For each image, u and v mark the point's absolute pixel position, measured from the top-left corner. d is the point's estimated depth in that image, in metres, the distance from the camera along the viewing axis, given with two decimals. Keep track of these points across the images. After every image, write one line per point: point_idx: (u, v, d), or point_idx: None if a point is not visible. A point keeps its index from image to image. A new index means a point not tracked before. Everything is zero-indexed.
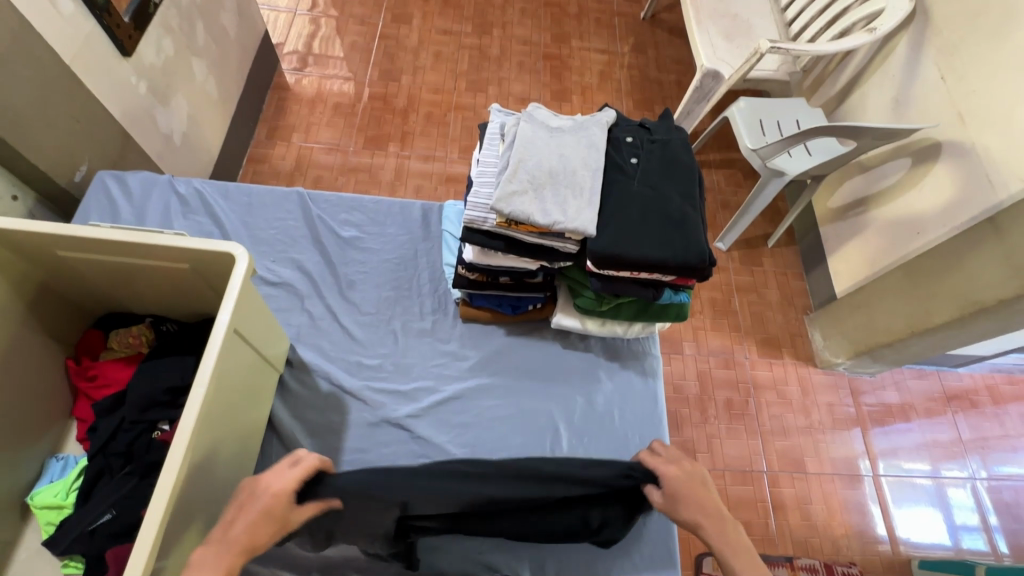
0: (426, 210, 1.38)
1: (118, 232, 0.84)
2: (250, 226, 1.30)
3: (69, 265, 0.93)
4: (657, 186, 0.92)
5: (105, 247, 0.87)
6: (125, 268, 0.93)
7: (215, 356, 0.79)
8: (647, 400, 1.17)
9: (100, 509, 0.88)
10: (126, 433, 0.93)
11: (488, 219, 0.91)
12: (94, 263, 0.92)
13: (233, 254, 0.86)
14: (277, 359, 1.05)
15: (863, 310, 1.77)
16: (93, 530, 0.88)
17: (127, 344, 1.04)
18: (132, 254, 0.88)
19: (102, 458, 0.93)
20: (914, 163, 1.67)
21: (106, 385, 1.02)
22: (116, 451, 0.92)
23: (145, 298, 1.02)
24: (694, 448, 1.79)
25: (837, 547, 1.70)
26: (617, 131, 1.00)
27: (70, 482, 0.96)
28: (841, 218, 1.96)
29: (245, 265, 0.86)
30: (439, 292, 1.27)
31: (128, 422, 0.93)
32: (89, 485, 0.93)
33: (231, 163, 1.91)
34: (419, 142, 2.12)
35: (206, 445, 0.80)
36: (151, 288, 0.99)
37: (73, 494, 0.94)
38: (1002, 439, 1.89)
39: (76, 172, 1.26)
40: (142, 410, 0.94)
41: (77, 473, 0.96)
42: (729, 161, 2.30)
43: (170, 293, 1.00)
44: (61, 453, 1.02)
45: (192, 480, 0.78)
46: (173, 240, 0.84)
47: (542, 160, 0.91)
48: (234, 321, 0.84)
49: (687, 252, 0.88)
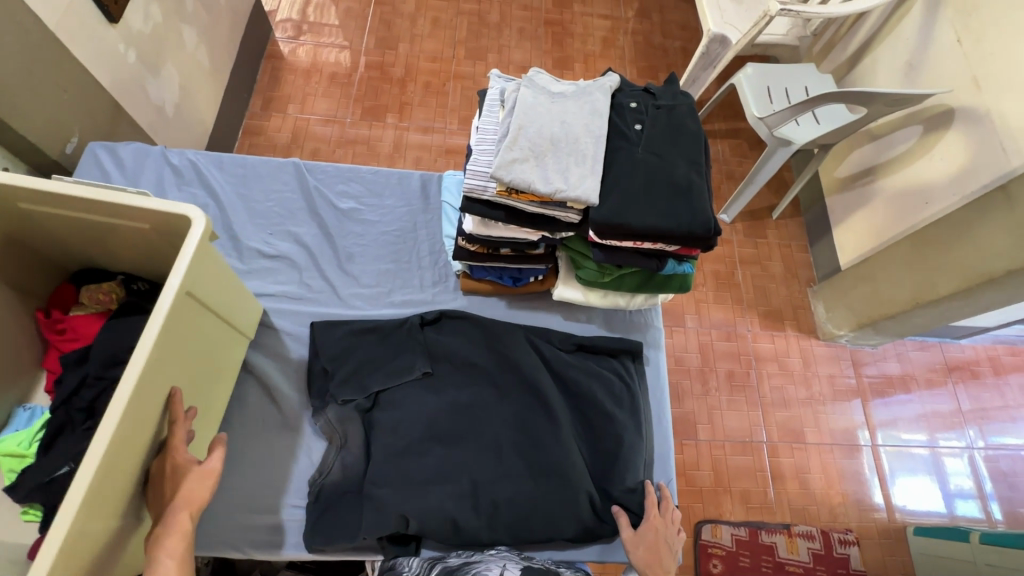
0: (425, 180, 1.35)
1: (78, 187, 0.79)
2: (247, 198, 1.28)
3: (34, 217, 0.86)
4: (661, 153, 0.90)
5: (69, 202, 0.81)
6: (93, 228, 0.87)
7: (160, 321, 0.75)
8: (653, 377, 1.19)
9: (61, 459, 0.82)
10: (90, 389, 0.85)
11: (489, 188, 0.89)
12: (60, 220, 0.86)
13: (189, 217, 0.81)
14: (240, 326, 1.01)
15: (868, 281, 1.75)
16: (51, 481, 0.82)
17: (96, 300, 0.95)
18: (99, 211, 0.82)
19: (65, 412, 0.85)
20: (925, 131, 1.63)
21: (77, 338, 0.95)
22: (78, 406, 0.85)
23: (113, 255, 0.94)
24: (694, 419, 1.80)
25: (834, 514, 1.73)
26: (622, 96, 0.96)
27: (33, 433, 0.89)
28: (848, 188, 1.93)
29: (201, 227, 0.81)
30: (439, 264, 1.26)
31: (92, 378, 0.85)
32: (50, 437, 0.85)
33: (226, 135, 1.87)
34: (418, 112, 2.07)
35: (149, 412, 0.76)
36: (123, 249, 0.92)
37: (37, 445, 0.88)
38: (1001, 409, 1.90)
39: (67, 144, 1.24)
40: (106, 366, 0.85)
41: (41, 424, 0.89)
42: (734, 131, 2.25)
43: (142, 252, 0.93)
44: (29, 403, 0.95)
45: (137, 450, 0.74)
46: (135, 199, 0.79)
47: (543, 127, 0.88)
48: (186, 285, 0.79)
49: (692, 223, 0.86)
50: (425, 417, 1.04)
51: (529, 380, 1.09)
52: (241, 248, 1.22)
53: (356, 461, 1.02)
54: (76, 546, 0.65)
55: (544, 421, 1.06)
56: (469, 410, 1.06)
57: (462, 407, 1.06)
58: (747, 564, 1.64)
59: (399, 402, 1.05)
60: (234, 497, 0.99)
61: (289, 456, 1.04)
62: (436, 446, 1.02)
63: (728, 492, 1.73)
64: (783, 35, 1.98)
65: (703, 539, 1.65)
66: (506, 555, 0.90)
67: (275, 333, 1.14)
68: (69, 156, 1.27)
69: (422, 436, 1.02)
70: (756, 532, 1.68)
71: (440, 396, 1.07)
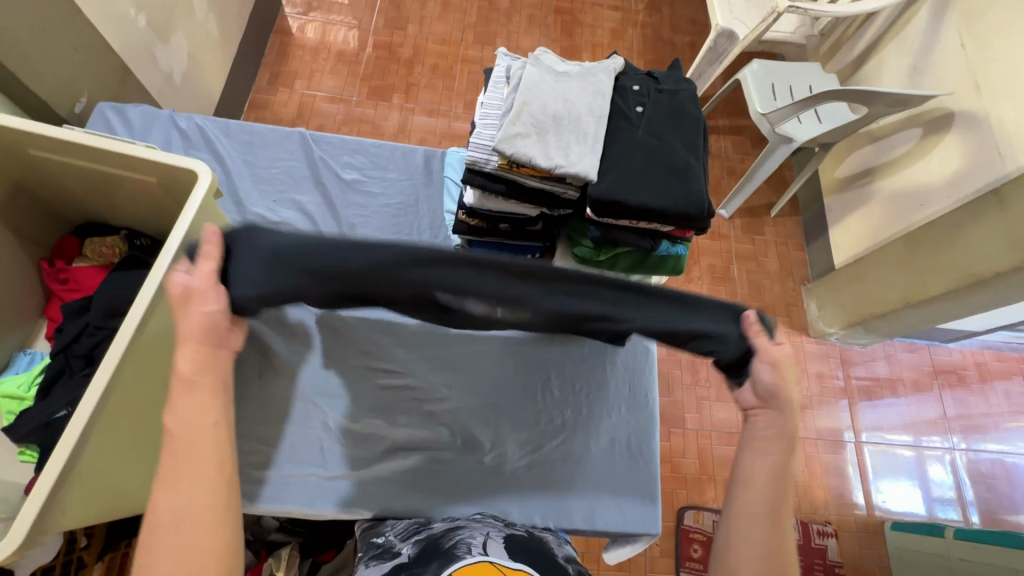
0: (428, 156, 1.36)
1: (86, 136, 0.80)
2: (252, 165, 1.30)
3: (42, 166, 0.87)
4: (661, 135, 0.91)
5: (78, 152, 0.82)
6: (99, 179, 0.89)
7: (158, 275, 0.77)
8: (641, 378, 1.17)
9: (57, 404, 0.82)
10: (90, 337, 0.87)
11: (491, 161, 0.90)
12: (66, 169, 0.87)
13: (196, 173, 0.83)
14: None
15: (859, 280, 1.78)
16: (48, 424, 0.82)
17: (99, 253, 0.97)
18: (105, 163, 0.84)
19: (64, 357, 0.87)
20: (925, 133, 1.65)
21: (79, 289, 0.97)
22: (78, 352, 0.86)
23: (117, 208, 0.95)
24: (684, 408, 1.84)
25: (815, 507, 1.77)
26: (626, 79, 0.98)
27: (32, 376, 0.90)
28: (847, 188, 1.95)
29: (207, 184, 0.83)
30: (440, 239, 1.28)
31: (92, 327, 0.87)
32: (49, 381, 0.86)
33: (232, 107, 1.88)
34: (424, 94, 2.08)
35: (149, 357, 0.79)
36: (127, 203, 0.93)
37: (36, 388, 0.89)
38: (985, 414, 1.94)
39: (77, 103, 1.25)
40: (106, 316, 0.87)
41: (41, 369, 0.91)
42: (737, 128, 2.27)
43: (145, 210, 0.94)
44: (29, 349, 0.96)
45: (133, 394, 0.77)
46: (142, 152, 0.81)
47: (547, 103, 0.90)
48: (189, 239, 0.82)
49: (687, 203, 0.88)
50: None
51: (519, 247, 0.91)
52: (245, 214, 1.24)
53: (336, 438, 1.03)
54: (74, 477, 0.69)
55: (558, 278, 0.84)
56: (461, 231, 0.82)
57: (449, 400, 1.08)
58: None
59: None
60: None
61: (284, 420, 1.06)
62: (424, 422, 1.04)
63: (712, 481, 1.77)
64: (788, 34, 2.02)
65: (685, 524, 1.68)
66: (489, 522, 0.92)
67: None
68: (77, 116, 1.28)
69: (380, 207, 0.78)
70: None
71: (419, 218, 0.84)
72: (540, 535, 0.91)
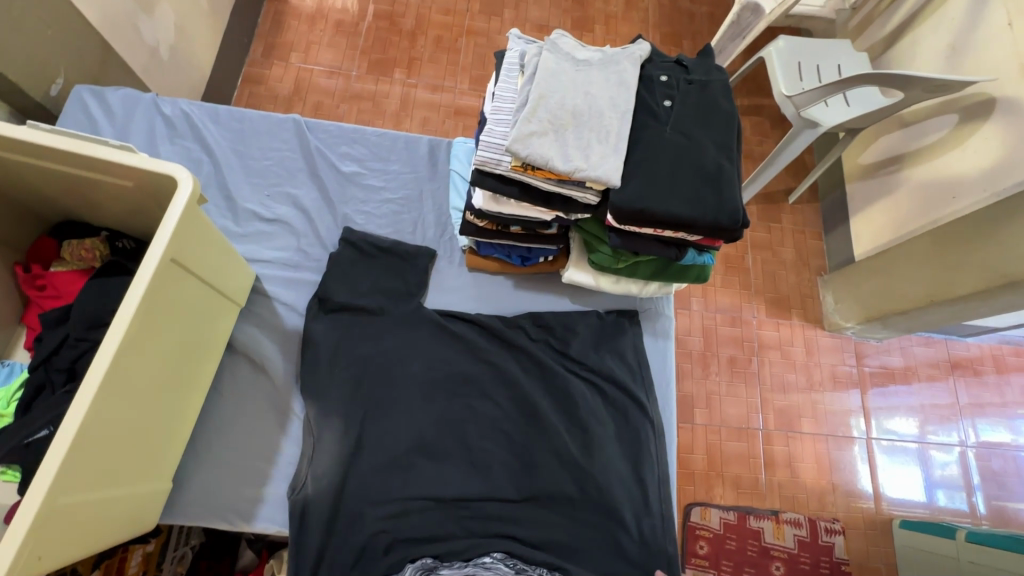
0: (432, 146, 1.28)
1: (51, 138, 0.72)
2: (243, 154, 1.21)
3: (8, 168, 0.79)
4: (691, 134, 0.83)
5: (44, 154, 0.75)
6: (71, 180, 0.81)
7: (138, 294, 0.70)
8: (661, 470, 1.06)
9: (38, 423, 0.77)
10: (71, 350, 0.81)
11: (503, 162, 0.82)
12: (35, 170, 0.79)
13: (176, 177, 0.75)
14: (232, 292, 0.97)
15: (882, 276, 1.70)
16: (28, 445, 0.76)
17: (78, 257, 0.91)
18: (77, 165, 0.76)
19: (44, 371, 0.82)
20: (961, 120, 1.54)
21: (57, 296, 0.90)
22: (59, 366, 0.80)
23: (96, 209, 0.88)
24: (692, 403, 1.80)
25: (823, 503, 1.74)
26: (651, 68, 0.89)
27: (11, 391, 0.85)
28: (871, 176, 1.85)
29: (188, 189, 0.75)
30: (445, 236, 1.20)
31: (73, 339, 0.81)
32: (29, 397, 0.81)
33: (225, 84, 1.78)
34: (427, 69, 1.96)
35: (132, 384, 0.72)
36: (107, 204, 0.86)
37: (14, 404, 0.84)
38: (999, 407, 1.89)
39: (52, 86, 1.16)
40: (88, 327, 0.81)
41: (20, 381, 0.86)
42: (757, 108, 2.15)
43: (125, 211, 0.87)
44: (7, 359, 0.91)
45: (118, 423, 0.71)
46: (116, 155, 0.73)
47: (565, 98, 0.81)
48: (172, 251, 0.74)
49: (718, 212, 0.80)
50: (416, 426, 1.01)
51: (536, 400, 1.05)
52: (236, 209, 1.17)
53: (329, 461, 0.97)
54: (54, 519, 0.63)
55: (557, 451, 1.02)
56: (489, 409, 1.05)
57: (453, 421, 1.03)
58: (733, 547, 1.66)
59: (391, 402, 1.02)
60: (221, 468, 0.98)
61: (281, 431, 1.02)
62: (422, 455, 1.00)
63: (720, 477, 1.74)
64: (819, 7, 1.97)
65: (691, 520, 1.67)
66: None
67: (269, 301, 1.10)
68: (54, 99, 1.20)
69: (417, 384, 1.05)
70: (744, 516, 1.69)
71: (446, 388, 1.05)
72: None
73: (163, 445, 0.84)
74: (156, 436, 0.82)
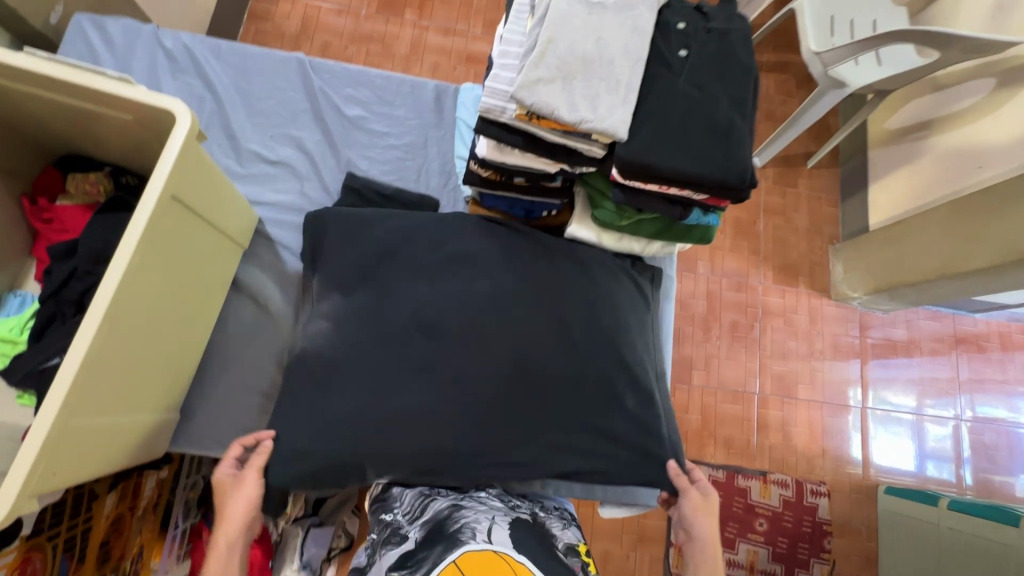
0: (439, 92, 1.25)
1: (49, 67, 0.71)
2: (246, 93, 1.19)
3: (10, 98, 0.78)
4: (704, 87, 0.80)
5: (44, 83, 0.74)
6: (73, 111, 0.80)
7: (139, 230, 0.70)
8: None
9: (50, 351, 0.80)
10: (79, 283, 0.83)
11: (508, 110, 0.80)
12: (37, 101, 0.79)
13: (174, 112, 0.74)
14: (233, 232, 0.98)
15: (895, 245, 1.67)
16: (43, 370, 0.80)
17: (84, 192, 0.92)
18: (77, 96, 0.75)
19: (55, 303, 0.84)
20: (999, 84, 1.47)
21: (66, 230, 0.92)
22: (68, 298, 0.82)
23: (99, 144, 0.88)
24: (691, 365, 1.82)
25: (811, 466, 1.79)
26: (668, 14, 0.84)
27: (24, 319, 0.88)
28: (896, 141, 1.78)
29: (186, 124, 0.74)
30: (449, 187, 1.19)
31: (81, 272, 0.83)
32: (41, 326, 0.84)
33: (229, 18, 1.72)
34: (439, 10, 1.87)
35: (135, 317, 0.75)
36: (109, 138, 0.86)
37: (28, 332, 0.87)
38: (999, 383, 1.89)
39: (52, 13, 1.14)
40: (95, 261, 0.83)
41: (32, 312, 0.88)
42: (783, 65, 2.04)
43: (129, 147, 0.87)
44: (19, 290, 0.93)
45: (122, 354, 0.74)
46: (114, 87, 0.72)
47: (575, 43, 0.78)
48: (171, 188, 0.74)
49: (726, 170, 0.78)
50: None
51: None
52: (238, 148, 1.15)
53: None
54: (64, 440, 0.67)
55: None
56: (497, 368, 0.95)
57: None
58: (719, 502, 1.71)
59: None
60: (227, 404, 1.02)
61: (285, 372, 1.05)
62: None
63: (711, 436, 1.78)
64: None
65: None
66: (493, 505, 0.89)
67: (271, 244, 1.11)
68: (55, 28, 1.17)
69: (412, 326, 0.96)
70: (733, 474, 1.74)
71: None
72: (543, 520, 0.90)
73: (168, 376, 0.88)
74: (161, 368, 0.85)
